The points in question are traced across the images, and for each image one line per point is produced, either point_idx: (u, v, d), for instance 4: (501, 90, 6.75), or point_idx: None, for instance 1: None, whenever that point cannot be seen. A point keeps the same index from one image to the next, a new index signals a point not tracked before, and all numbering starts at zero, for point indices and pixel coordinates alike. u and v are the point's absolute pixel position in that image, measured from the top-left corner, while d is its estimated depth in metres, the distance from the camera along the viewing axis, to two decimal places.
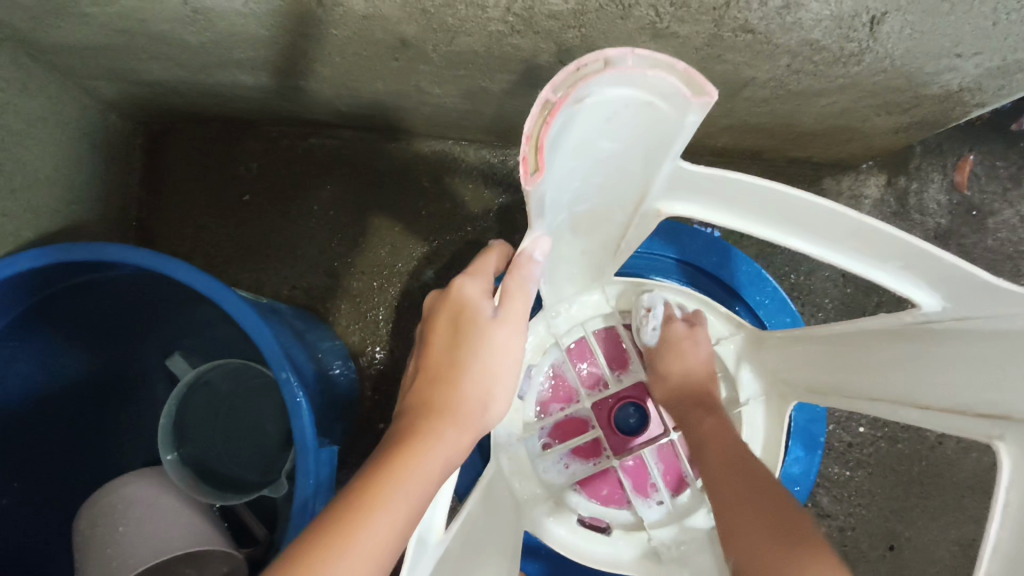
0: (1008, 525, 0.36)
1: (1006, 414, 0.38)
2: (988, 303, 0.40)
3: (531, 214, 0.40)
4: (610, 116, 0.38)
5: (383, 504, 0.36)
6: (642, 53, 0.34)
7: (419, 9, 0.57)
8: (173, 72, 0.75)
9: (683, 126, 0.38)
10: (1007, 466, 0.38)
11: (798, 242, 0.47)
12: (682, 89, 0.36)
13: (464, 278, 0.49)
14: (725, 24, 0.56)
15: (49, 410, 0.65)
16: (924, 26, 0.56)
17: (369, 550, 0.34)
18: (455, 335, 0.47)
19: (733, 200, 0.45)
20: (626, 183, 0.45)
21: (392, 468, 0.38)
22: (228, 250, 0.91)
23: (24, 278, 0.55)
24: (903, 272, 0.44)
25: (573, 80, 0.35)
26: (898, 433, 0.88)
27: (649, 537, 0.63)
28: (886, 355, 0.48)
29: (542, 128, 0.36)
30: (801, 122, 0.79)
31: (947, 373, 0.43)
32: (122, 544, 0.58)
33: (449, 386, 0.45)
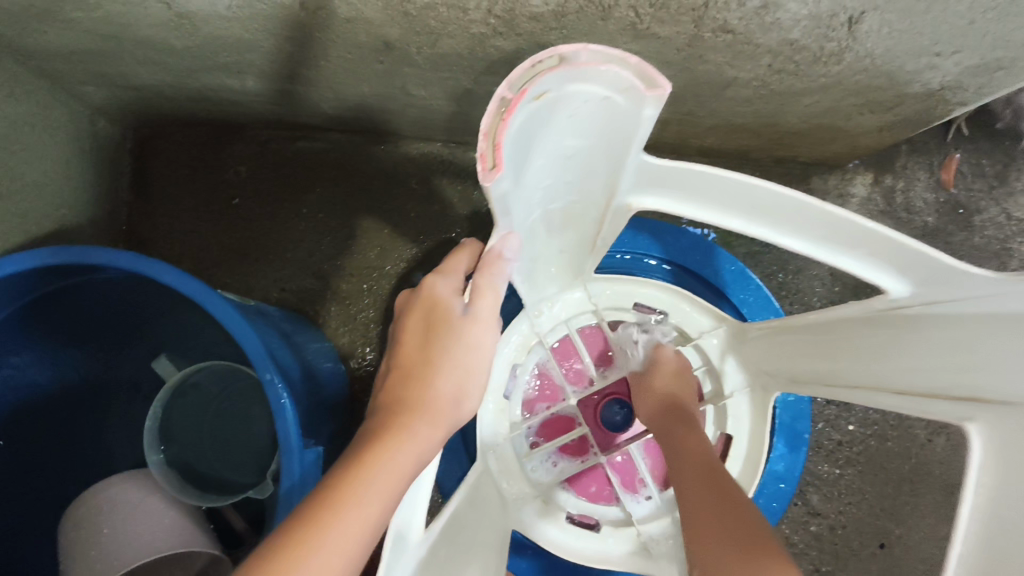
0: (976, 506, 0.37)
1: (977, 397, 0.39)
2: (953, 287, 0.42)
3: (494, 211, 0.40)
4: (569, 112, 0.39)
5: (355, 500, 0.36)
6: (593, 48, 0.35)
7: (401, 12, 0.57)
8: (160, 77, 0.76)
9: (641, 118, 0.39)
10: (976, 449, 0.38)
11: (768, 233, 0.48)
12: (635, 81, 0.37)
13: (436, 277, 0.49)
14: (705, 24, 0.56)
15: (36, 414, 0.65)
16: (902, 25, 0.56)
17: (341, 544, 0.34)
18: (427, 333, 0.47)
19: (705, 192, 0.46)
20: (594, 179, 0.46)
21: (362, 465, 0.38)
22: (217, 253, 0.91)
23: (11, 281, 0.56)
24: (868, 258, 0.46)
25: (530, 76, 0.35)
26: (887, 431, 0.89)
27: (639, 532, 0.63)
28: (863, 342, 0.48)
29: (500, 123, 0.36)
30: (785, 122, 0.80)
31: (921, 358, 0.43)
32: (104, 545, 0.59)
33: (420, 382, 0.45)
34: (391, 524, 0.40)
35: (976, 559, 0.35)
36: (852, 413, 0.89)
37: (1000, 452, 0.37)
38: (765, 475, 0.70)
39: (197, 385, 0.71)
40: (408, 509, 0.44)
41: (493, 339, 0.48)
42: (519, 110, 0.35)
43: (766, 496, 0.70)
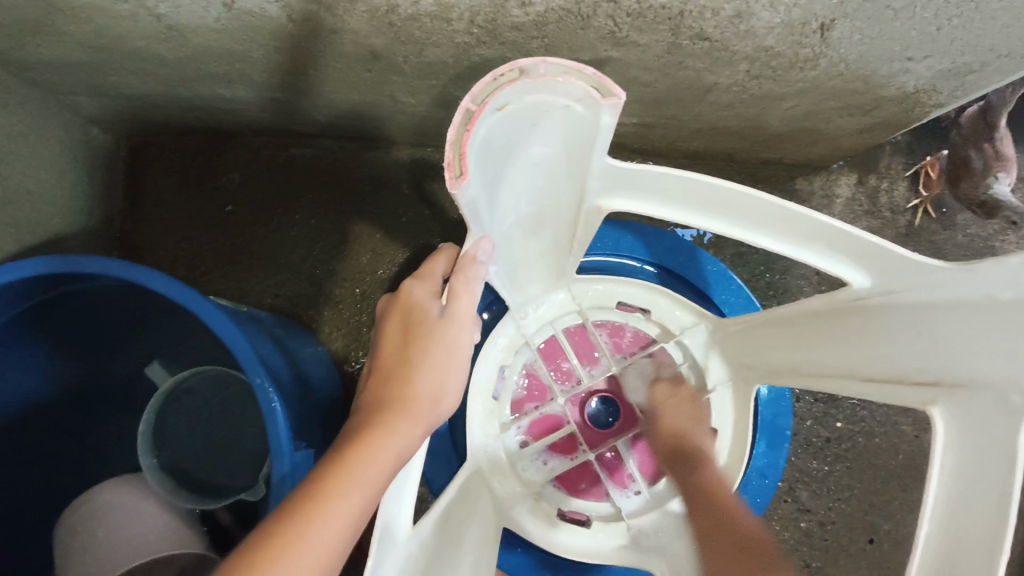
0: (943, 485, 0.40)
1: (937, 381, 0.42)
2: (910, 276, 0.42)
3: (464, 216, 0.41)
4: (533, 122, 0.40)
5: (338, 493, 0.38)
6: (551, 61, 0.37)
7: (386, 23, 0.58)
8: (152, 87, 0.77)
9: (600, 127, 0.40)
10: (940, 428, 0.42)
11: (734, 230, 0.48)
12: (592, 91, 0.38)
13: (414, 280, 0.50)
14: (682, 32, 0.58)
15: (33, 422, 0.66)
16: (872, 31, 0.57)
17: (327, 534, 0.36)
18: (406, 334, 0.48)
19: (670, 192, 0.47)
20: (563, 183, 0.47)
21: (346, 461, 0.40)
22: (211, 259, 0.92)
23: (7, 289, 0.57)
24: (830, 252, 0.46)
25: (490, 89, 0.37)
26: (875, 428, 0.90)
27: (629, 526, 0.64)
28: (834, 330, 0.50)
29: (464, 134, 0.37)
30: (767, 124, 0.81)
31: (887, 346, 0.45)
32: (100, 547, 0.61)
33: (401, 382, 0.47)
34: (378, 517, 0.41)
35: (940, 535, 0.39)
36: (839, 410, 0.90)
37: (959, 432, 0.40)
38: (749, 471, 0.72)
39: (190, 390, 0.72)
40: (395, 505, 0.44)
41: (471, 338, 0.49)
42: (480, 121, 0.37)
43: (750, 491, 0.72)
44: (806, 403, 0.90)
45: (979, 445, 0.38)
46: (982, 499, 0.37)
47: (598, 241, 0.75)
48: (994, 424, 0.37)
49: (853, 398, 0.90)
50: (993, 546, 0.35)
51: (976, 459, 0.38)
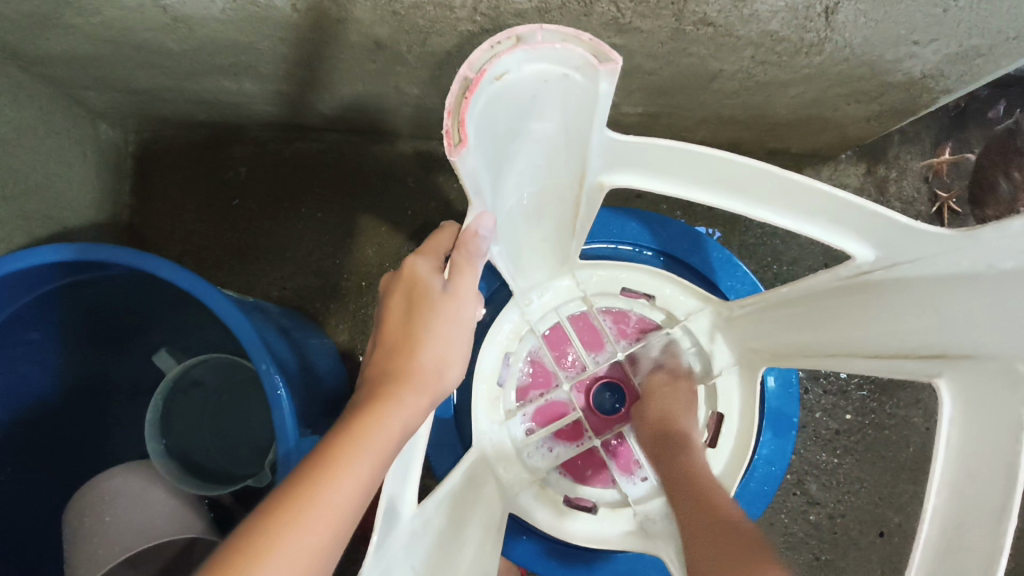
0: (949, 458, 0.40)
1: (942, 353, 0.42)
2: (912, 244, 0.42)
3: (465, 187, 0.41)
4: (531, 93, 0.40)
5: (347, 461, 0.38)
6: (548, 27, 0.37)
7: (389, 11, 0.59)
8: (160, 80, 0.77)
9: (598, 95, 0.40)
10: (947, 401, 0.41)
11: (737, 205, 0.48)
12: (589, 58, 0.38)
13: (415, 257, 0.50)
14: (685, 18, 0.57)
15: (41, 412, 0.67)
16: (878, 14, 0.57)
17: (337, 502, 0.36)
18: (409, 309, 0.49)
19: (671, 166, 0.47)
20: (564, 160, 0.47)
21: (353, 431, 0.40)
22: (219, 253, 0.93)
23: (17, 277, 0.57)
24: (833, 225, 0.46)
25: (488, 56, 0.37)
26: (885, 420, 0.89)
27: (636, 512, 0.64)
28: (838, 310, 0.50)
29: (462, 102, 0.37)
30: (773, 113, 0.81)
31: (890, 322, 0.46)
32: (106, 532, 0.61)
33: (404, 356, 0.47)
34: (383, 491, 0.41)
35: (947, 509, 0.39)
36: (848, 401, 0.90)
37: (965, 404, 0.40)
38: (755, 458, 0.71)
39: (197, 379, 0.72)
40: (400, 481, 0.44)
41: (473, 312, 0.49)
42: (478, 89, 0.37)
43: (756, 479, 0.71)
44: (814, 395, 0.90)
45: (988, 418, 0.38)
46: (987, 475, 0.37)
47: (603, 229, 0.75)
48: (1002, 397, 0.38)
49: (862, 390, 0.90)
50: (999, 516, 0.35)
51: (985, 433, 0.38)
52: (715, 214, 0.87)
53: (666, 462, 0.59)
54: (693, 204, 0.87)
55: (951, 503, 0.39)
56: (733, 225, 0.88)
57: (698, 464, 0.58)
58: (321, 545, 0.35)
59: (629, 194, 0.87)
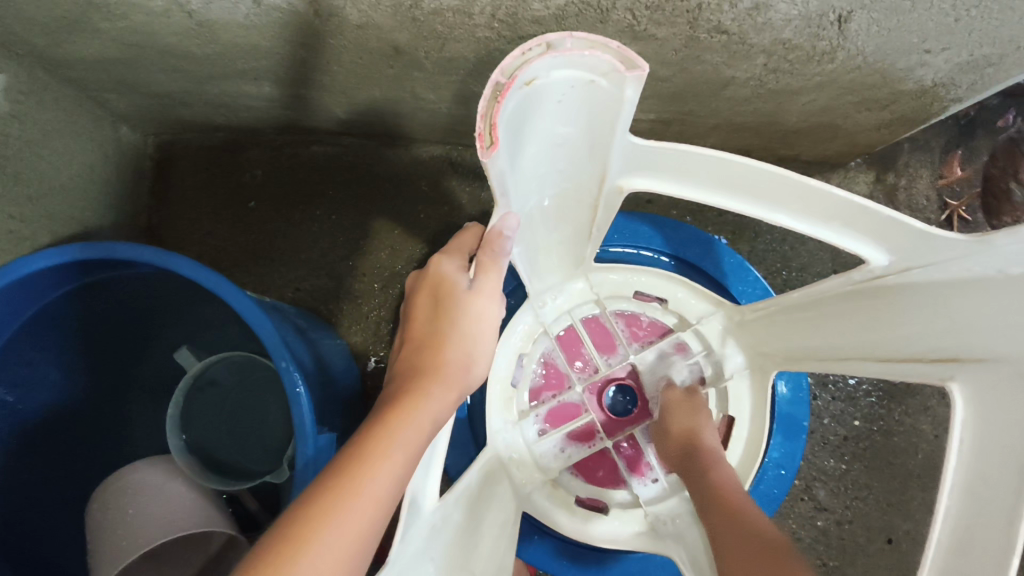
0: (962, 461, 0.41)
1: (956, 356, 0.43)
2: (927, 249, 0.43)
3: (493, 188, 0.42)
4: (557, 98, 0.41)
5: (381, 455, 0.39)
6: (578, 35, 0.38)
7: (409, 18, 0.60)
8: (181, 84, 0.79)
9: (623, 100, 0.41)
10: (959, 404, 0.42)
11: (754, 209, 0.49)
12: (616, 65, 0.39)
13: (441, 256, 0.52)
14: (700, 26, 0.58)
15: (63, 407, 0.68)
16: (890, 23, 0.58)
17: (374, 492, 0.37)
18: (436, 308, 0.50)
19: (688, 171, 0.48)
20: (584, 164, 0.48)
21: (387, 424, 0.41)
22: (235, 254, 0.94)
23: (43, 274, 0.59)
24: (847, 230, 0.47)
25: (520, 63, 0.38)
26: (893, 427, 0.90)
27: (646, 513, 0.65)
28: (851, 314, 0.51)
29: (494, 106, 0.38)
30: (783, 120, 0.82)
31: (905, 326, 0.46)
32: (129, 524, 0.61)
33: (431, 351, 0.48)
34: (408, 487, 0.42)
35: (959, 512, 0.39)
36: (857, 407, 0.90)
37: (977, 407, 0.41)
38: (764, 462, 0.72)
39: (215, 378, 0.74)
40: (422, 477, 0.45)
41: (497, 310, 0.50)
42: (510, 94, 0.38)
43: (767, 482, 0.72)
44: (823, 401, 0.90)
45: (1000, 421, 0.39)
46: (997, 476, 0.38)
47: (616, 233, 0.76)
48: (1011, 401, 0.38)
49: (871, 396, 0.90)
50: (1010, 518, 0.36)
51: (995, 434, 0.39)
52: (725, 220, 0.88)
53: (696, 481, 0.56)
54: (703, 209, 0.88)
55: (963, 505, 0.39)
56: (742, 230, 0.88)
57: (728, 480, 0.55)
58: (358, 535, 0.36)
59: (639, 199, 0.88)
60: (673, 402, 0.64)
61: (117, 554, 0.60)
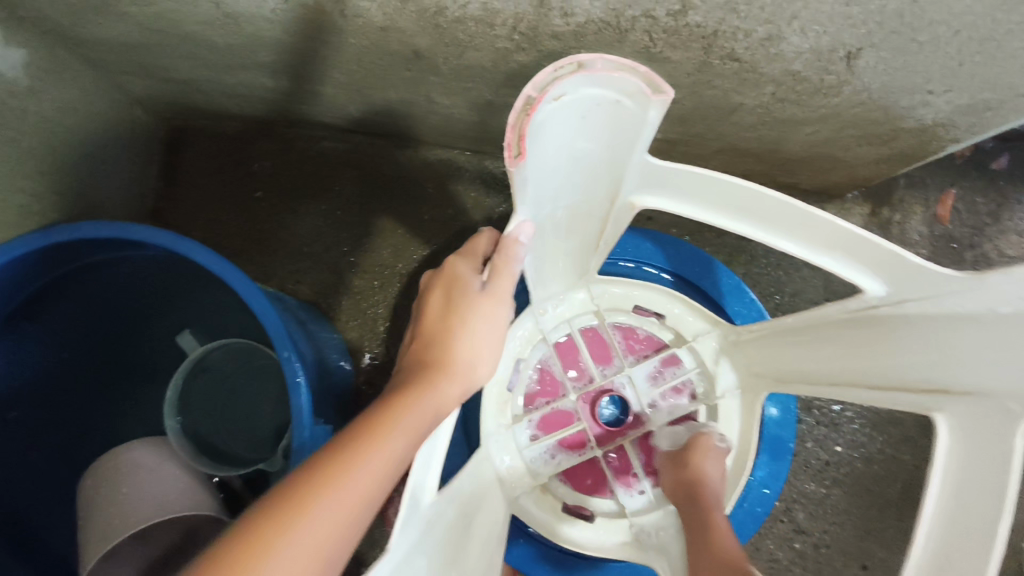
0: (943, 492, 0.42)
1: (943, 388, 0.45)
2: (922, 284, 0.45)
3: (515, 196, 0.44)
4: (582, 115, 0.43)
5: (386, 435, 0.41)
6: (609, 56, 0.40)
7: (431, 24, 0.61)
8: (198, 71, 0.80)
9: (645, 122, 0.43)
10: (944, 434, 0.44)
11: (760, 234, 0.51)
12: (642, 87, 0.41)
13: (457, 258, 0.54)
14: (714, 52, 0.60)
15: (59, 384, 0.68)
16: (896, 63, 0.60)
17: (376, 467, 0.39)
18: (447, 304, 0.52)
19: (699, 193, 0.49)
20: (601, 180, 0.50)
21: (394, 408, 0.43)
22: (238, 242, 0.95)
23: (53, 249, 0.59)
24: (846, 260, 0.49)
25: (552, 78, 0.40)
26: (874, 455, 0.92)
27: (631, 523, 0.66)
28: (842, 342, 0.53)
29: (524, 119, 0.40)
30: (786, 149, 0.84)
31: (896, 358, 0.48)
32: (123, 503, 0.62)
33: (440, 346, 0.50)
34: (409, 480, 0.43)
35: (939, 537, 0.41)
36: (840, 434, 0.92)
37: (960, 437, 0.43)
38: (750, 481, 0.73)
39: (215, 363, 0.75)
40: (423, 472, 0.46)
41: (506, 315, 0.52)
42: (540, 108, 0.40)
43: (750, 501, 0.73)
44: (808, 424, 0.92)
45: (979, 450, 0.41)
46: (975, 505, 0.40)
47: (618, 247, 0.78)
48: (992, 433, 0.40)
49: (855, 423, 0.92)
50: (987, 543, 0.37)
51: (976, 462, 0.41)
52: (723, 242, 0.90)
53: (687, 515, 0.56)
54: (702, 230, 0.90)
55: (941, 530, 0.41)
56: (739, 253, 0.90)
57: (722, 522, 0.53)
58: (360, 503, 0.37)
59: (641, 216, 0.89)
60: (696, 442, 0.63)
61: (108, 532, 0.61)
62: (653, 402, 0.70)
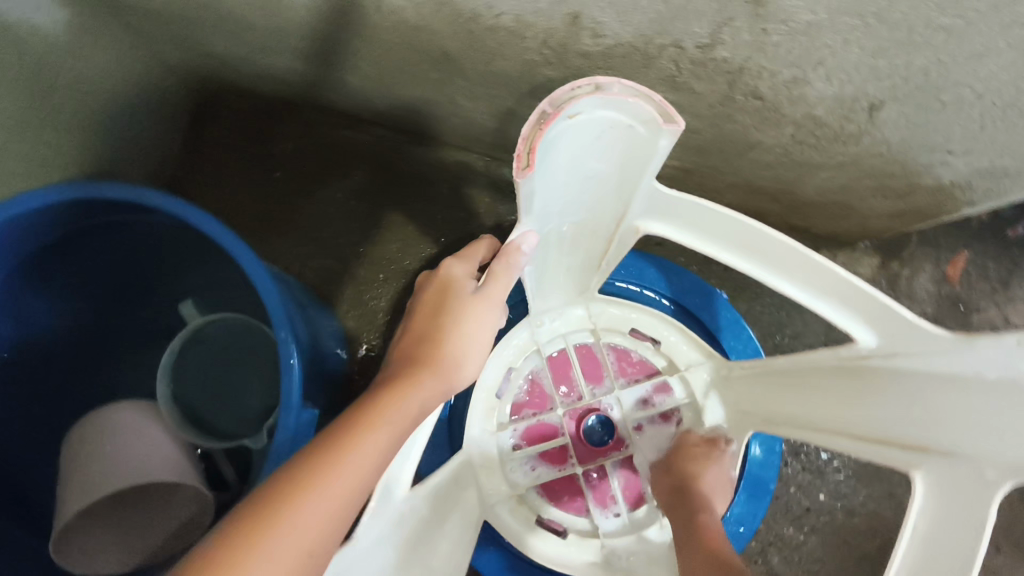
0: (911, 547, 0.43)
1: (925, 447, 0.44)
2: (912, 339, 0.46)
3: (521, 207, 0.45)
4: (595, 136, 0.44)
5: (370, 431, 0.41)
6: (626, 82, 0.40)
7: (464, 28, 0.62)
8: (231, 48, 0.81)
9: (656, 149, 0.43)
10: (920, 493, 0.44)
11: (761, 272, 0.53)
12: (656, 116, 0.42)
13: (451, 262, 0.55)
14: (738, 88, 0.61)
15: (59, 336, 0.70)
16: (918, 119, 0.60)
17: (358, 463, 0.39)
18: (440, 305, 0.52)
19: (703, 225, 0.51)
20: (609, 203, 0.51)
21: (378, 404, 0.44)
22: (250, 220, 0.96)
23: (72, 205, 0.60)
24: (843, 308, 0.50)
25: (569, 96, 0.40)
26: (856, 507, 0.91)
27: (602, 544, 0.66)
28: (829, 388, 0.53)
29: (537, 132, 0.41)
30: (801, 191, 0.84)
31: (880, 412, 0.48)
32: (106, 461, 0.63)
33: (430, 343, 0.50)
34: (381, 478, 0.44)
35: None
36: (823, 481, 0.92)
37: (934, 495, 0.43)
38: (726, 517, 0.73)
39: (211, 335, 0.75)
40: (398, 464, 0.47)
41: (497, 315, 0.53)
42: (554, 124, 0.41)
43: None
44: (792, 468, 0.92)
45: (951, 512, 0.41)
46: (943, 563, 0.40)
47: (621, 268, 0.78)
48: (964, 496, 0.41)
49: (839, 473, 0.92)
50: None
51: (947, 521, 0.41)
52: (728, 276, 0.90)
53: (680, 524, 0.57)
54: (709, 262, 0.90)
55: None
56: (743, 289, 0.90)
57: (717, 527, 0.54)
58: (342, 500, 0.38)
59: (650, 241, 0.90)
60: (688, 447, 0.64)
61: (89, 490, 0.62)
62: (638, 426, 0.71)
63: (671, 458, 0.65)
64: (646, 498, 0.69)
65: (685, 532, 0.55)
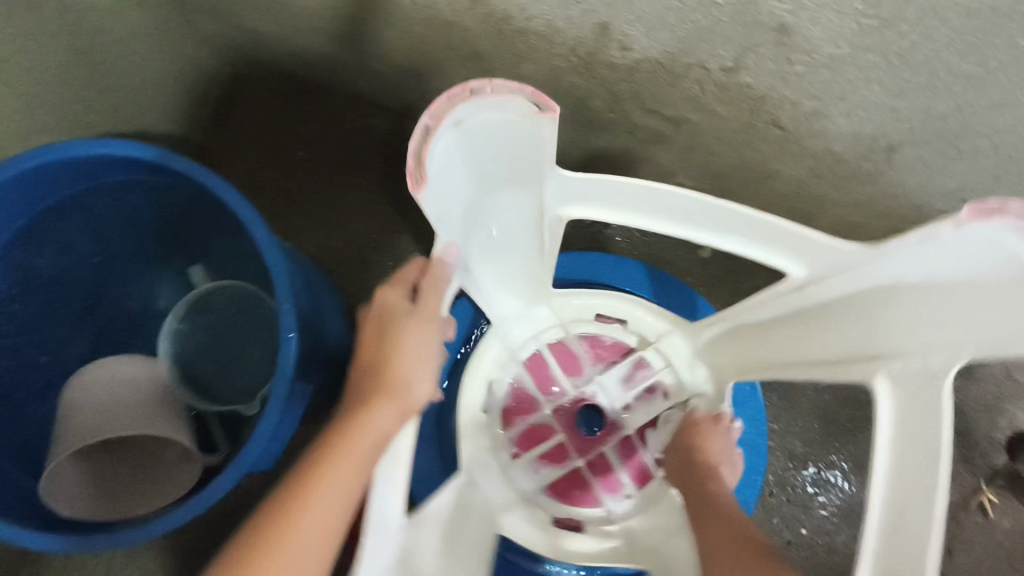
0: (886, 453, 0.44)
1: (880, 353, 0.47)
2: (858, 265, 0.47)
3: (430, 220, 0.47)
4: (487, 137, 0.46)
5: (326, 481, 0.45)
6: (496, 83, 0.43)
7: (496, 29, 0.64)
8: (266, 24, 0.83)
9: (542, 141, 0.46)
10: (884, 395, 0.46)
11: (701, 235, 0.53)
12: (531, 107, 0.44)
13: (385, 288, 0.55)
14: (759, 115, 0.61)
15: (71, 285, 0.72)
16: (936, 165, 0.60)
17: (317, 518, 0.44)
18: (383, 332, 0.53)
19: (636, 200, 0.52)
20: (522, 197, 0.53)
21: (331, 451, 0.47)
22: (268, 197, 0.97)
23: (99, 160, 0.62)
24: (782, 254, 0.51)
25: (446, 106, 0.43)
26: (838, 546, 0.90)
27: (622, 526, 0.67)
28: (797, 331, 0.55)
29: (423, 144, 0.43)
30: (815, 226, 0.84)
31: (844, 334, 0.50)
32: (100, 407, 0.64)
33: (380, 372, 0.52)
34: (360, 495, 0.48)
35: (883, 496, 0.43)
36: (808, 517, 0.91)
37: (902, 392, 0.45)
38: None
39: (213, 304, 0.79)
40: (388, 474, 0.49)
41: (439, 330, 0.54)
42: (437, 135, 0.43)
43: None
44: (778, 501, 0.91)
45: (917, 402, 0.44)
46: (916, 455, 0.42)
47: (583, 267, 0.80)
48: (928, 395, 0.43)
49: (825, 510, 0.91)
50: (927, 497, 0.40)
51: (914, 418, 0.44)
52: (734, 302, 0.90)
53: (697, 502, 0.57)
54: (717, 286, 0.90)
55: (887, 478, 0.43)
56: None
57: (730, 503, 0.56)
58: (309, 551, 0.43)
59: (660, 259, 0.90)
60: (695, 422, 0.64)
61: (78, 435, 0.62)
62: (627, 406, 0.73)
63: (678, 437, 0.65)
64: (652, 473, 0.71)
65: (702, 508, 0.56)
